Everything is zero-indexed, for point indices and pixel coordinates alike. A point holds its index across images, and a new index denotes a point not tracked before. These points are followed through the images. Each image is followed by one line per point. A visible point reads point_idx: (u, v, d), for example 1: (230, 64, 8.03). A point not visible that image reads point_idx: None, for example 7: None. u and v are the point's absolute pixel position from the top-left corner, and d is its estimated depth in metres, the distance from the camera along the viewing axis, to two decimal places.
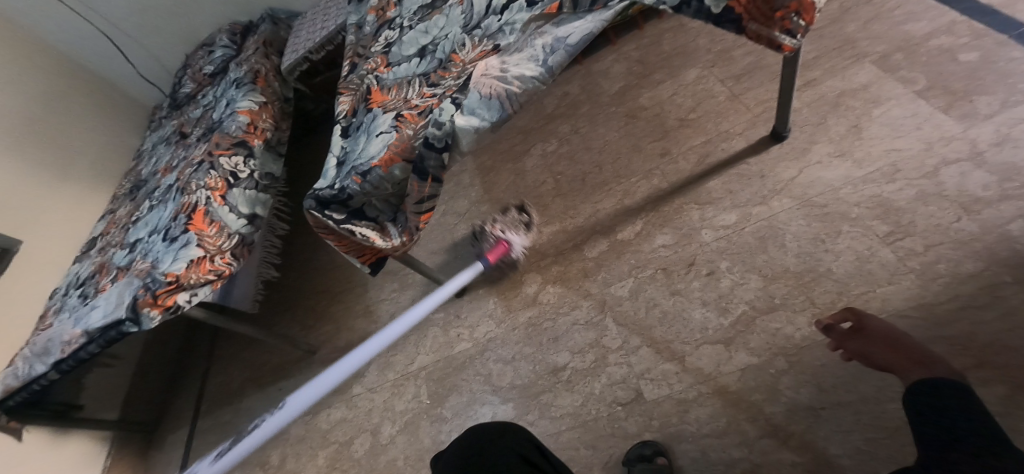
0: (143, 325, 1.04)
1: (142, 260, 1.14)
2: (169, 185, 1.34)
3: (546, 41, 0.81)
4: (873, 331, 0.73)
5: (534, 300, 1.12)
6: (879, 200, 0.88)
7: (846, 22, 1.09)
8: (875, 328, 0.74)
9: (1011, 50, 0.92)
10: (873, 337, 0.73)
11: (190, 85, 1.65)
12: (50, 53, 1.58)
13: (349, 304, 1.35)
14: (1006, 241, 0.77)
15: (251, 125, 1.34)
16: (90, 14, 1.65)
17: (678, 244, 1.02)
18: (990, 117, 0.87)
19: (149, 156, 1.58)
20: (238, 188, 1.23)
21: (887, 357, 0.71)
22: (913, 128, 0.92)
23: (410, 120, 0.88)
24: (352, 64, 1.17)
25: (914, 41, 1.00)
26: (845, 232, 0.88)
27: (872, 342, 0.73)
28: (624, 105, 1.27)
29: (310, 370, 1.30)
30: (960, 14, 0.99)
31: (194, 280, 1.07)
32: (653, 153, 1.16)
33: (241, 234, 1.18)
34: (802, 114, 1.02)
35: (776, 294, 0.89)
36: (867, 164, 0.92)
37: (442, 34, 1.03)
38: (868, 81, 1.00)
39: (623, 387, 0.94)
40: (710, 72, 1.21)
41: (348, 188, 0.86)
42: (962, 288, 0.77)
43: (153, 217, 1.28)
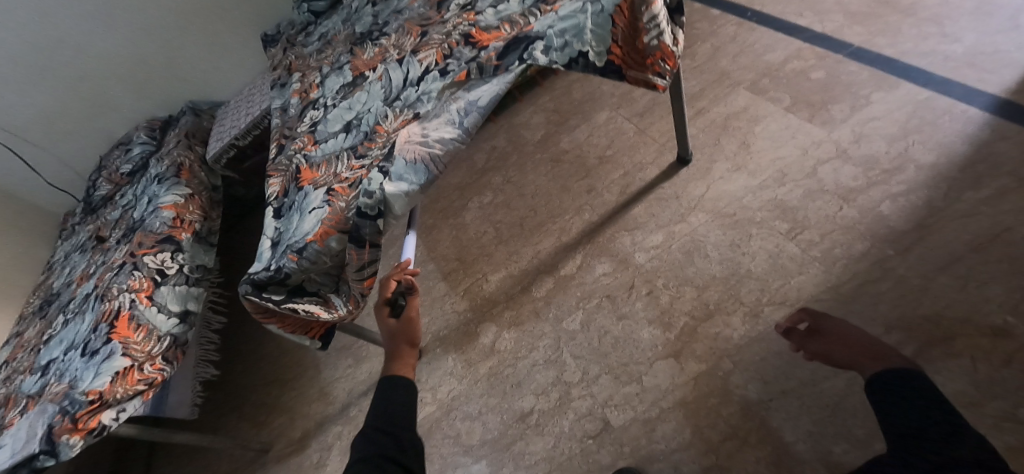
0: (61, 456, 0.93)
1: (58, 382, 1.04)
2: (86, 294, 1.25)
3: (459, 105, 0.88)
4: (823, 332, 0.81)
5: (492, 349, 1.12)
6: (777, 203, 0.99)
7: (718, 58, 1.26)
8: (833, 329, 0.80)
9: (848, 65, 1.10)
10: (824, 335, 0.80)
11: (106, 186, 1.59)
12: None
13: (302, 390, 1.29)
14: (882, 220, 0.90)
15: (177, 219, 1.31)
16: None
17: (616, 270, 1.08)
18: (846, 121, 1.03)
19: (61, 267, 1.47)
20: (166, 286, 1.18)
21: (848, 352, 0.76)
22: (789, 137, 1.06)
23: (341, 193, 0.91)
24: (279, 145, 1.19)
25: (775, 67, 1.18)
26: (756, 235, 0.98)
27: (828, 343, 0.79)
28: (546, 151, 1.37)
29: (264, 471, 1.20)
30: (804, 42, 1.19)
31: (120, 394, 0.99)
32: (579, 192, 1.24)
33: (173, 334, 1.12)
34: (699, 139, 1.15)
35: (711, 301, 0.96)
36: (760, 173, 1.04)
37: (365, 108, 1.08)
38: (746, 104, 1.15)
39: (591, 419, 0.95)
40: (616, 113, 1.34)
41: (285, 266, 0.86)
42: (858, 267, 0.87)
43: (69, 332, 1.18)
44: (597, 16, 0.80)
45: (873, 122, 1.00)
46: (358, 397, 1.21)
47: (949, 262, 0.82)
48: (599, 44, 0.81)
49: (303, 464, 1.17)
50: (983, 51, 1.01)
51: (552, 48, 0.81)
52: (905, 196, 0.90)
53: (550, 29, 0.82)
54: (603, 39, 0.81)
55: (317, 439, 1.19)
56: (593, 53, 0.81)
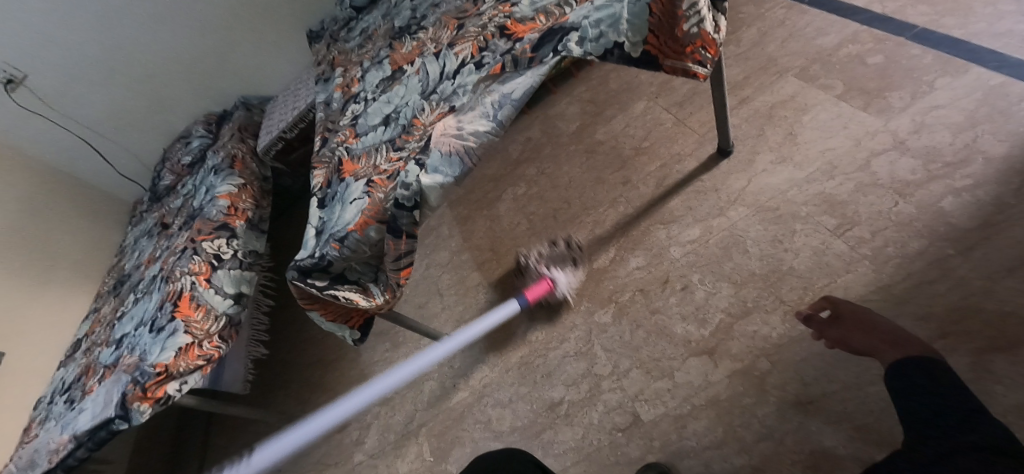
0: (132, 421, 1.02)
1: (130, 355, 1.15)
2: (153, 276, 1.36)
3: (494, 98, 0.88)
4: (841, 321, 0.78)
5: (524, 339, 1.13)
6: (824, 197, 0.95)
7: (766, 44, 1.20)
8: (850, 315, 0.78)
9: (911, 49, 1.02)
10: (843, 321, 0.78)
11: (169, 176, 1.71)
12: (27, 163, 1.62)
13: (344, 371, 1.35)
14: (942, 217, 0.83)
15: (232, 207, 1.40)
16: (70, 123, 1.72)
17: (650, 264, 1.07)
18: (904, 109, 0.96)
19: (131, 250, 1.60)
20: (222, 269, 1.26)
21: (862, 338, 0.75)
22: (840, 127, 1.00)
23: (381, 184, 0.94)
24: (323, 138, 1.24)
25: (827, 52, 1.11)
26: (799, 230, 0.94)
27: (845, 331, 0.77)
28: (582, 142, 1.36)
29: (309, 445, 1.27)
30: (861, 25, 1.11)
31: (183, 367, 1.07)
32: (615, 183, 1.23)
33: (229, 314, 1.20)
34: (741, 129, 1.11)
35: (749, 299, 0.93)
36: (806, 165, 0.99)
37: (403, 102, 1.11)
38: (794, 92, 1.09)
39: (621, 412, 0.95)
40: (655, 103, 1.31)
41: (328, 254, 0.90)
42: (912, 267, 0.82)
43: (139, 310, 1.29)
44: (633, 5, 0.78)
45: (936, 111, 0.93)
46: None
47: (1018, 264, 0.75)
48: (634, 34, 0.79)
49: (344, 441, 1.24)
50: None
51: (587, 39, 0.80)
52: (969, 191, 0.84)
53: (585, 19, 0.81)
54: (639, 29, 0.79)
55: (357, 418, 1.25)
56: (628, 44, 0.80)
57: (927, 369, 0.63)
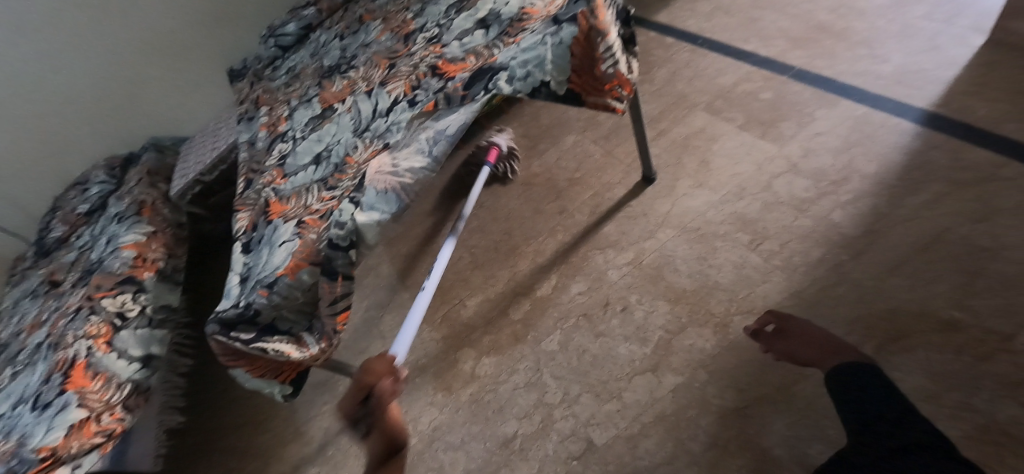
0: None
1: (5, 440, 0.98)
2: (37, 343, 1.19)
3: (428, 134, 0.89)
4: (787, 333, 0.84)
5: (472, 375, 1.12)
6: (738, 216, 1.04)
7: (675, 82, 1.33)
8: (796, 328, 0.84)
9: (793, 86, 1.19)
10: (790, 333, 0.84)
11: (60, 227, 1.53)
12: None
13: (276, 431, 1.24)
14: (835, 227, 0.95)
15: (138, 258, 1.27)
16: None
17: (590, 289, 1.10)
18: (794, 137, 1.10)
19: (10, 314, 1.40)
20: (127, 329, 1.13)
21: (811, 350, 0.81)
22: (744, 154, 1.12)
23: (312, 225, 0.90)
24: (247, 180, 1.17)
25: (727, 89, 1.25)
26: (720, 247, 1.02)
27: (792, 343, 0.83)
28: (517, 176, 1.40)
29: None
30: (752, 66, 1.27)
31: (76, 448, 0.93)
32: (551, 213, 1.27)
33: (134, 380, 1.07)
34: (662, 158, 1.20)
35: (683, 314, 0.99)
36: (720, 188, 1.10)
37: (334, 140, 1.09)
38: (703, 124, 1.21)
39: (575, 439, 0.95)
40: (583, 137, 1.39)
41: (255, 302, 0.85)
42: (817, 273, 0.92)
43: (18, 385, 1.11)
44: (556, 48, 0.83)
45: (819, 137, 1.07)
46: (337, 434, 1.18)
47: (899, 263, 0.87)
48: (559, 73, 0.84)
49: None
50: (910, 70, 1.11)
51: (515, 78, 0.84)
52: (854, 204, 0.96)
53: (512, 60, 0.85)
54: (563, 69, 0.84)
55: None
56: (554, 82, 0.85)
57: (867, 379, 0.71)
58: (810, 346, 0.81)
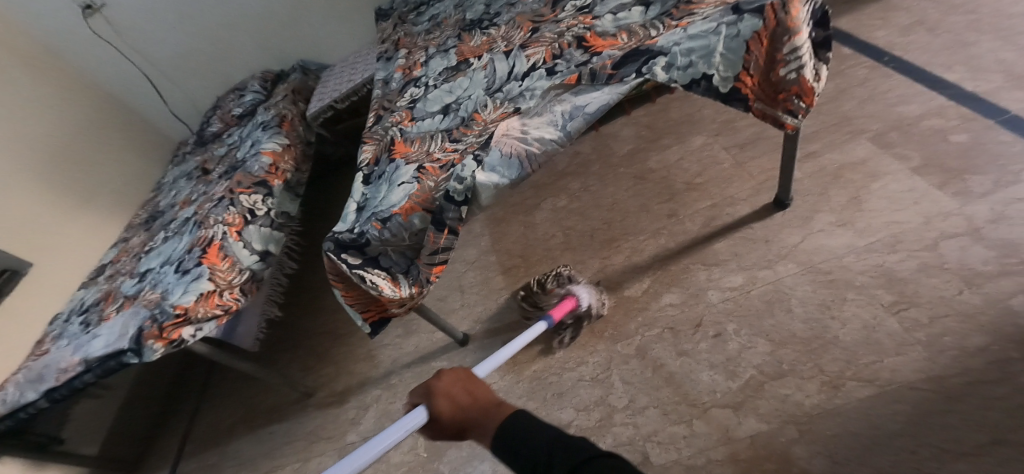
0: (144, 357, 1.03)
1: (152, 290, 1.18)
2: (186, 218, 1.39)
3: (565, 108, 0.87)
4: (440, 409, 0.63)
5: (540, 353, 1.11)
6: (883, 270, 0.91)
7: (842, 101, 1.16)
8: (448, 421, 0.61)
9: (999, 134, 0.98)
10: (436, 401, 0.63)
11: (218, 123, 1.75)
12: (80, 85, 1.71)
13: (349, 348, 1.36)
14: (1011, 316, 0.79)
15: (273, 166, 1.41)
16: (134, 55, 1.79)
17: (684, 304, 1.03)
18: (985, 195, 0.91)
19: (168, 189, 1.64)
20: (254, 225, 1.28)
21: (468, 409, 0.60)
22: (911, 202, 0.96)
23: (432, 172, 0.93)
24: (377, 115, 1.23)
25: (908, 121, 1.07)
26: (851, 299, 0.90)
27: (460, 421, 0.60)
28: (632, 167, 1.33)
29: (304, 414, 1.29)
30: (948, 99, 1.06)
31: (201, 314, 1.08)
32: (660, 214, 1.20)
33: (252, 270, 1.21)
34: (804, 184, 1.07)
35: (785, 360, 0.89)
36: (868, 234, 0.95)
37: (465, 94, 1.10)
38: (866, 156, 1.05)
39: (630, 449, 0.91)
40: (714, 140, 1.27)
41: (367, 233, 0.90)
42: (970, 363, 0.77)
43: (167, 248, 1.32)
44: (730, 40, 0.75)
45: (1018, 203, 0.89)
46: (401, 368, 1.26)
47: None
48: (726, 68, 0.77)
49: (340, 417, 1.23)
50: None
51: (674, 66, 0.78)
52: None
53: (675, 46, 0.78)
54: (732, 64, 0.76)
55: (356, 398, 1.25)
56: (718, 77, 0.77)
57: (519, 423, 0.50)
58: (468, 397, 0.61)
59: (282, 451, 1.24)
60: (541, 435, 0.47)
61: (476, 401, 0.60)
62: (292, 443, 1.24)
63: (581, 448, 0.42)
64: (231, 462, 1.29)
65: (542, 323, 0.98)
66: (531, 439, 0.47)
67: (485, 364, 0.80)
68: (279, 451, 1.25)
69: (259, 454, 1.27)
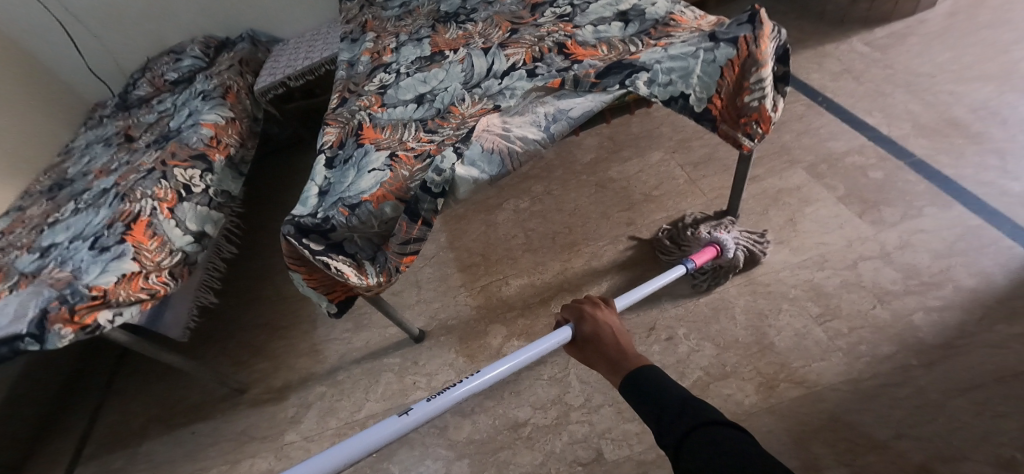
0: (47, 343, 0.91)
1: (59, 268, 1.03)
2: (104, 189, 1.24)
3: (547, 110, 0.89)
4: (584, 331, 0.73)
5: (498, 351, 1.12)
6: (813, 285, 1.02)
7: (782, 133, 1.30)
8: (585, 338, 0.73)
9: (906, 174, 1.14)
10: (584, 323, 0.74)
11: (146, 88, 1.58)
12: None
13: (290, 342, 1.29)
14: (913, 330, 0.92)
15: (214, 139, 1.30)
16: None
17: (641, 308, 1.09)
18: (895, 225, 1.06)
19: (80, 155, 1.46)
20: (189, 203, 1.16)
21: (609, 348, 0.68)
22: (837, 226, 1.09)
23: (405, 162, 0.91)
24: (341, 97, 1.17)
25: (835, 155, 1.21)
26: (786, 310, 1.00)
27: (593, 349, 0.71)
28: (593, 175, 1.39)
29: (235, 411, 1.19)
30: (868, 139, 1.22)
31: (122, 297, 0.97)
32: (619, 222, 1.26)
33: (185, 252, 1.10)
34: (748, 204, 1.18)
35: (729, 363, 0.97)
36: (802, 252, 1.07)
37: (441, 86, 1.08)
38: (800, 183, 1.18)
39: (585, 446, 0.95)
40: (671, 157, 1.36)
41: (333, 218, 0.85)
42: (880, 369, 0.90)
43: (79, 222, 1.16)
44: (707, 65, 0.82)
45: (920, 234, 1.04)
46: (349, 364, 1.21)
47: (973, 385, 0.84)
48: (702, 90, 0.83)
49: (277, 415, 1.16)
50: None
51: (656, 83, 0.84)
52: (938, 312, 0.93)
53: (657, 63, 0.84)
54: (707, 87, 0.83)
55: (297, 394, 1.18)
56: (694, 98, 0.84)
57: (652, 377, 0.57)
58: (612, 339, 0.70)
59: (207, 452, 1.14)
60: (674, 390, 0.54)
61: (617, 345, 0.68)
62: (220, 443, 1.15)
63: (709, 413, 0.49)
64: (144, 463, 1.17)
65: (682, 264, 1.00)
66: (665, 389, 0.55)
67: (627, 297, 0.89)
68: (204, 452, 1.15)
69: (179, 454, 1.16)
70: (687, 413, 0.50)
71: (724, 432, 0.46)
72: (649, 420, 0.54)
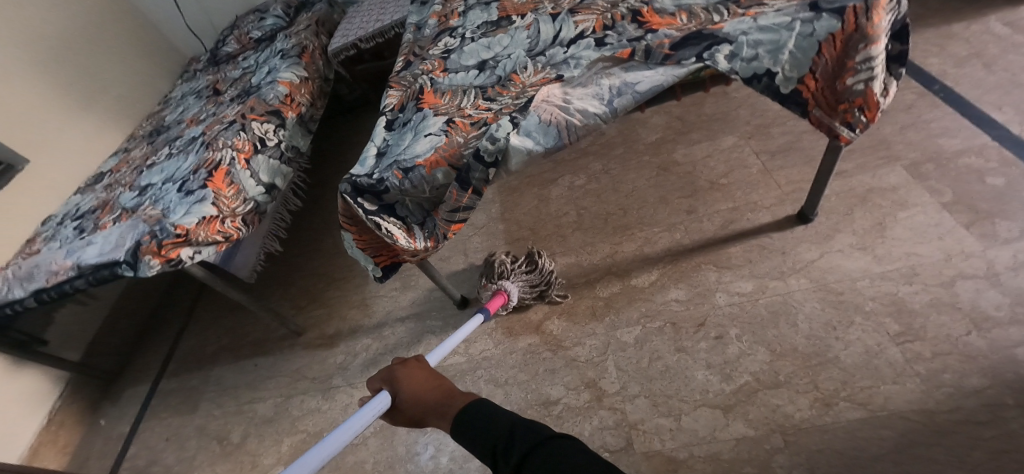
0: (138, 272, 1.02)
1: (152, 207, 1.14)
2: (193, 137, 1.34)
3: (613, 82, 0.84)
4: (400, 398, 0.67)
5: (537, 328, 1.11)
6: (895, 299, 0.91)
7: (883, 124, 1.15)
8: (408, 403, 0.66)
9: None
10: (399, 389, 0.68)
11: (234, 45, 1.68)
12: None
13: (344, 293, 1.36)
14: (1014, 364, 0.80)
15: (288, 97, 1.36)
16: None
17: (690, 301, 1.03)
18: (1009, 242, 0.91)
19: (175, 104, 1.59)
20: (262, 156, 1.24)
21: (426, 395, 0.65)
22: (935, 237, 0.95)
23: (461, 128, 0.90)
24: (406, 61, 1.18)
25: (946, 155, 1.05)
26: (857, 323, 0.90)
27: (414, 406, 0.65)
28: (656, 156, 1.31)
29: (292, 351, 1.29)
30: (991, 139, 1.05)
31: (201, 237, 1.06)
32: (678, 209, 1.18)
33: (257, 201, 1.19)
34: (830, 202, 1.07)
35: (782, 372, 0.90)
36: (887, 261, 0.95)
37: (504, 52, 1.05)
38: (898, 183, 1.04)
39: (614, 433, 0.93)
40: (745, 143, 1.25)
41: (387, 181, 0.86)
42: (964, 402, 0.79)
43: (171, 166, 1.28)
44: (803, 39, 0.73)
45: None
46: (395, 321, 1.25)
47: None
48: (792, 68, 0.75)
49: (327, 360, 1.24)
50: None
51: (738, 57, 0.76)
52: None
53: (743, 35, 0.76)
54: (798, 65, 0.74)
55: (346, 343, 1.25)
56: (782, 76, 0.75)
57: (481, 409, 0.54)
58: (426, 381, 0.67)
59: (266, 384, 1.25)
60: (501, 418, 0.52)
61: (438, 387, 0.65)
62: (277, 378, 1.25)
63: (540, 430, 0.48)
64: (213, 388, 1.29)
65: (477, 315, 1.01)
66: (494, 416, 0.52)
67: (435, 354, 0.86)
68: (263, 383, 1.25)
69: (242, 383, 1.27)
70: (517, 438, 0.48)
71: (562, 441, 0.45)
72: (482, 455, 0.50)
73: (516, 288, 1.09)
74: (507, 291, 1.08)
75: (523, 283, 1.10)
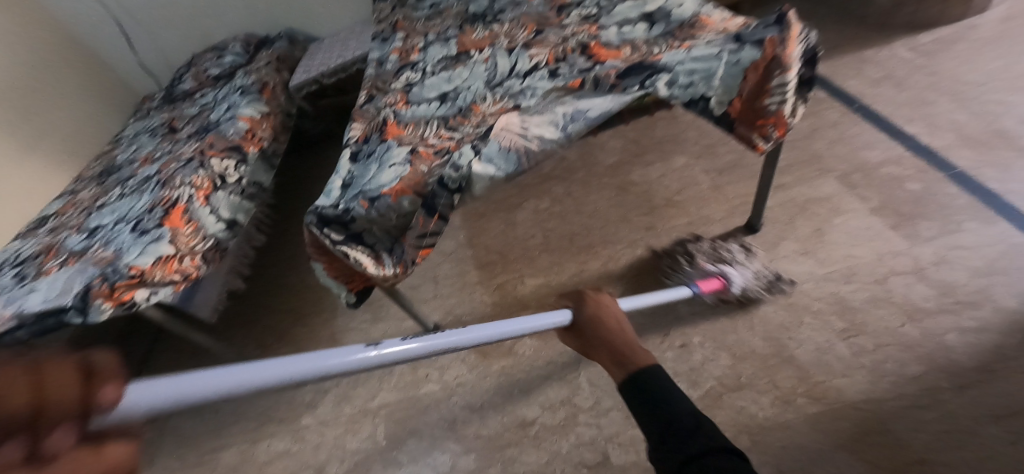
0: (88, 317, 0.96)
1: (103, 248, 1.10)
2: (147, 176, 1.31)
3: (566, 109, 0.89)
4: (584, 317, 0.70)
5: (510, 350, 1.13)
6: (837, 298, 0.98)
7: (814, 140, 1.26)
8: (589, 327, 0.68)
9: (947, 187, 1.08)
10: (584, 310, 0.70)
11: (191, 82, 1.67)
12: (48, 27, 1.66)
13: (310, 328, 1.33)
14: (944, 350, 0.87)
15: (249, 132, 1.36)
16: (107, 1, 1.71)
17: (654, 313, 1.08)
18: (931, 240, 1.01)
19: (127, 144, 1.55)
20: (223, 192, 1.22)
21: (611, 333, 0.65)
22: (867, 239, 1.04)
23: (425, 157, 0.94)
24: (368, 95, 1.20)
25: (870, 166, 1.16)
26: (807, 323, 0.97)
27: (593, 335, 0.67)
28: (615, 178, 1.38)
29: (257, 393, 1.24)
30: (906, 150, 1.17)
31: (158, 277, 1.03)
32: (638, 226, 1.24)
33: (218, 238, 1.16)
34: (773, 213, 1.15)
35: (743, 374, 0.94)
36: (828, 264, 1.03)
37: (464, 84, 1.10)
38: (831, 193, 1.14)
39: (591, 448, 0.94)
40: (695, 162, 1.33)
41: (353, 210, 0.88)
42: (906, 389, 0.85)
43: (123, 206, 1.24)
44: (730, 67, 0.81)
45: (958, 250, 0.98)
46: (366, 354, 1.24)
47: (1004, 412, 0.79)
48: (724, 93, 0.82)
49: (296, 399, 1.20)
50: None
51: (676, 84, 0.83)
52: (974, 333, 0.88)
53: (679, 65, 0.84)
54: (729, 90, 0.82)
55: (315, 380, 1.22)
56: (715, 101, 0.83)
57: (663, 383, 0.55)
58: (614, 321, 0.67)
59: (230, 430, 1.19)
60: (682, 402, 0.53)
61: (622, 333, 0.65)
62: (241, 422, 1.20)
63: (717, 437, 0.48)
64: (171, 438, 1.22)
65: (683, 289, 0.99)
66: (668, 404, 0.53)
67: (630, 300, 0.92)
68: (227, 429, 1.20)
69: (203, 430, 1.21)
70: (693, 434, 0.49)
71: (731, 459, 0.46)
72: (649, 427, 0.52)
73: (742, 278, 1.01)
74: (726, 278, 1.01)
75: (753, 277, 1.01)
